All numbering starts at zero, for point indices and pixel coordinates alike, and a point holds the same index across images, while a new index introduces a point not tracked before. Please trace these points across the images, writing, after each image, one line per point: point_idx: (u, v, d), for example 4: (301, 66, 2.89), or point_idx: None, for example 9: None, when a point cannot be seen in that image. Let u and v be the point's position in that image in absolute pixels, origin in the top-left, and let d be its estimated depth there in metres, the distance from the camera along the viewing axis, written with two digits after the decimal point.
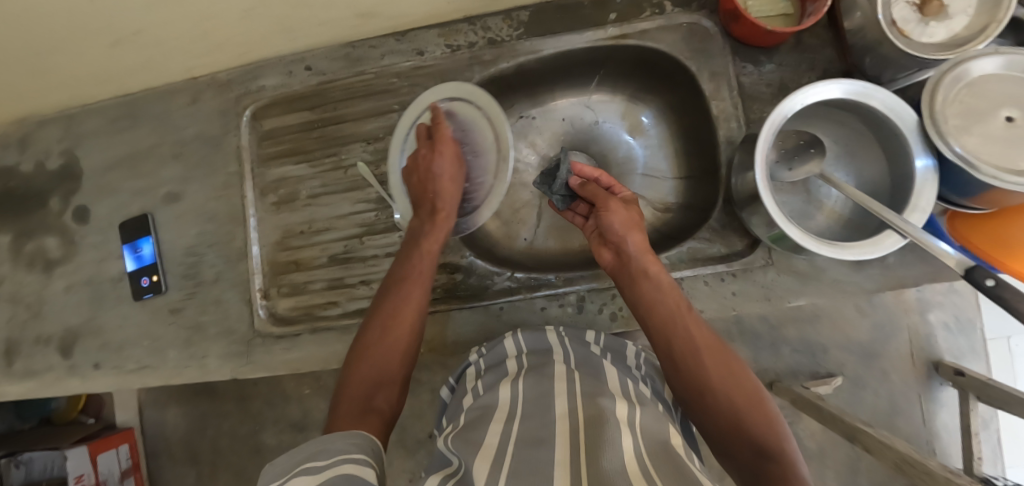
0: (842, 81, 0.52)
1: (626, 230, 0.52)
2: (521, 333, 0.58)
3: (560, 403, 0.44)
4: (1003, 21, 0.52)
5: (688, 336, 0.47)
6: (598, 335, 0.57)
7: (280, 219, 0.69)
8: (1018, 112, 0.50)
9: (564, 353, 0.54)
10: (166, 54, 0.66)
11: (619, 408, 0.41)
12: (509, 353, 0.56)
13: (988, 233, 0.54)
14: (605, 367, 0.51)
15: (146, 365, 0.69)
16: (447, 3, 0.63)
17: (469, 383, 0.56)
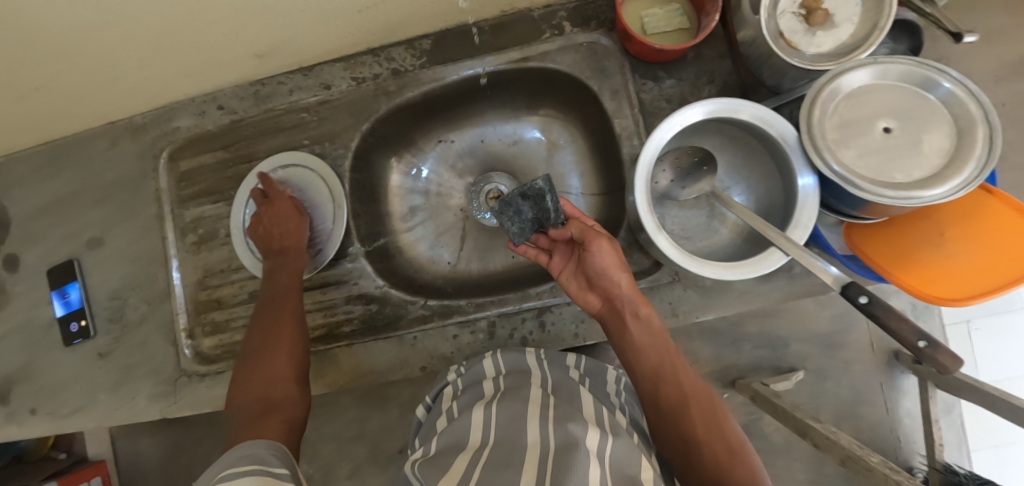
0: (701, 104, 0.51)
1: (615, 271, 0.52)
2: (501, 353, 0.57)
3: (534, 428, 0.43)
4: (885, 28, 0.52)
5: (672, 379, 0.50)
6: (580, 359, 0.58)
7: (201, 258, 0.70)
8: (895, 122, 0.50)
9: (542, 375, 0.53)
10: (76, 104, 0.67)
11: (591, 435, 0.41)
12: (488, 373, 0.55)
13: (883, 246, 0.55)
14: (581, 394, 0.51)
15: (79, 410, 0.70)
16: (345, 38, 0.64)
17: (444, 404, 0.55)
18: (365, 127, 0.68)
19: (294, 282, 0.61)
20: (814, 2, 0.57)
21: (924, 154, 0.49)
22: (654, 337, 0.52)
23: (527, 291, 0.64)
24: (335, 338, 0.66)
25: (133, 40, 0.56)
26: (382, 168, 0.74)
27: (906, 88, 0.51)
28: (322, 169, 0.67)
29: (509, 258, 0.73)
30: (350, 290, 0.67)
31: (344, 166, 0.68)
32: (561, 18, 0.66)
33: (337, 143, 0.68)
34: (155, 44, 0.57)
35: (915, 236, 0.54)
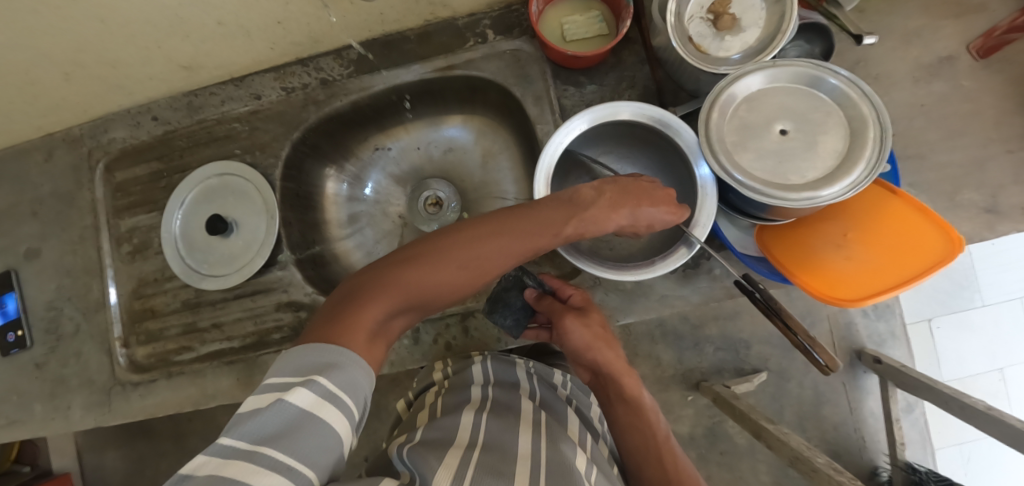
0: (586, 113, 0.53)
1: (598, 352, 0.52)
2: (492, 361, 0.58)
3: (525, 439, 0.45)
4: (787, 31, 0.53)
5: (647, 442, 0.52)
6: (566, 380, 0.62)
7: (135, 267, 0.71)
8: (792, 124, 0.51)
9: (530, 387, 0.57)
10: (7, 117, 0.68)
11: (578, 458, 0.44)
12: (477, 379, 0.56)
13: (789, 249, 0.55)
14: (568, 415, 0.54)
15: (15, 420, 0.71)
16: (269, 49, 0.65)
17: (428, 401, 0.56)
18: (295, 135, 0.69)
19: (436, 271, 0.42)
20: (721, 6, 0.58)
21: (817, 155, 0.50)
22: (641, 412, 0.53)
23: None
24: (265, 345, 0.66)
25: (49, 53, 0.57)
26: (318, 176, 0.75)
27: (803, 89, 0.52)
28: (254, 177, 0.68)
29: None
30: (280, 298, 0.67)
31: (275, 175, 0.69)
32: (484, 26, 0.67)
33: (267, 151, 0.69)
34: (74, 57, 0.59)
35: (820, 238, 0.55)
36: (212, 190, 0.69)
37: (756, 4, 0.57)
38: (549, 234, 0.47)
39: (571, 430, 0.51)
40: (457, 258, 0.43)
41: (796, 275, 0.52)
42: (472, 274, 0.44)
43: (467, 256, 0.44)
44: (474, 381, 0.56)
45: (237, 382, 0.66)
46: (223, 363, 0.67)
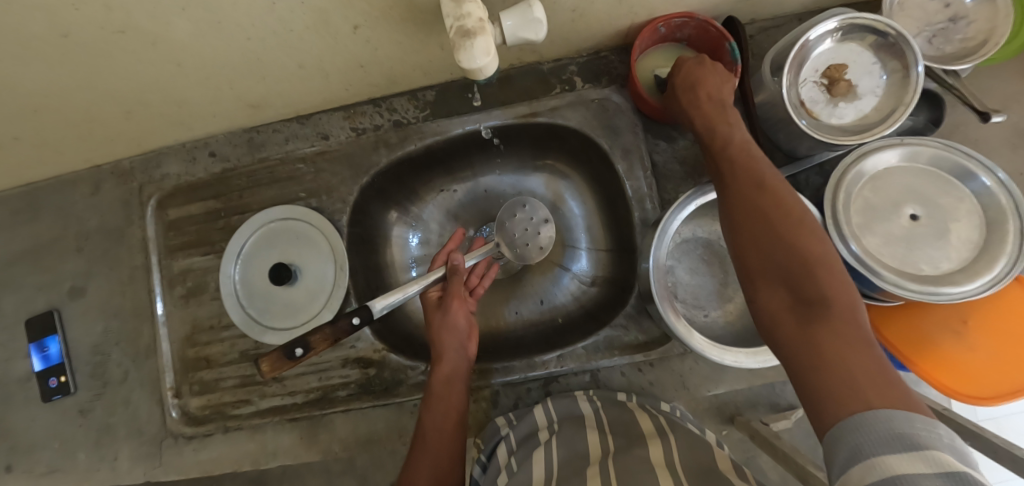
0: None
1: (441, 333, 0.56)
2: (552, 400, 0.57)
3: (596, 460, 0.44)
4: (911, 103, 0.49)
5: (763, 209, 0.36)
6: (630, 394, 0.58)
7: (188, 313, 0.67)
8: (922, 209, 0.48)
9: (596, 418, 0.54)
10: (56, 149, 0.63)
11: (656, 454, 0.43)
12: (540, 421, 0.55)
13: (904, 330, 0.51)
14: (638, 423, 0.51)
15: (56, 469, 0.67)
16: (343, 90, 0.61)
17: (500, 460, 0.52)
18: (364, 180, 0.65)
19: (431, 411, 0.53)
20: (836, 71, 0.54)
21: (951, 245, 0.47)
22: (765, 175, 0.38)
23: (533, 360, 0.61)
24: (331, 402, 0.63)
25: (114, 92, 0.53)
26: (381, 220, 0.70)
27: (933, 172, 0.49)
28: (321, 224, 0.64)
29: (511, 313, 0.71)
30: (347, 354, 0.63)
31: (341, 221, 0.65)
32: (572, 73, 0.63)
33: (333, 196, 0.65)
34: (138, 96, 0.54)
35: (935, 320, 0.51)
36: (275, 235, 0.65)
37: (875, 72, 0.54)
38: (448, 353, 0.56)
39: (643, 433, 0.48)
40: (420, 434, 0.52)
41: (915, 365, 0.50)
42: (434, 430, 0.51)
43: (425, 430, 0.51)
44: (539, 423, 0.55)
45: (301, 441, 0.63)
46: (285, 420, 0.63)
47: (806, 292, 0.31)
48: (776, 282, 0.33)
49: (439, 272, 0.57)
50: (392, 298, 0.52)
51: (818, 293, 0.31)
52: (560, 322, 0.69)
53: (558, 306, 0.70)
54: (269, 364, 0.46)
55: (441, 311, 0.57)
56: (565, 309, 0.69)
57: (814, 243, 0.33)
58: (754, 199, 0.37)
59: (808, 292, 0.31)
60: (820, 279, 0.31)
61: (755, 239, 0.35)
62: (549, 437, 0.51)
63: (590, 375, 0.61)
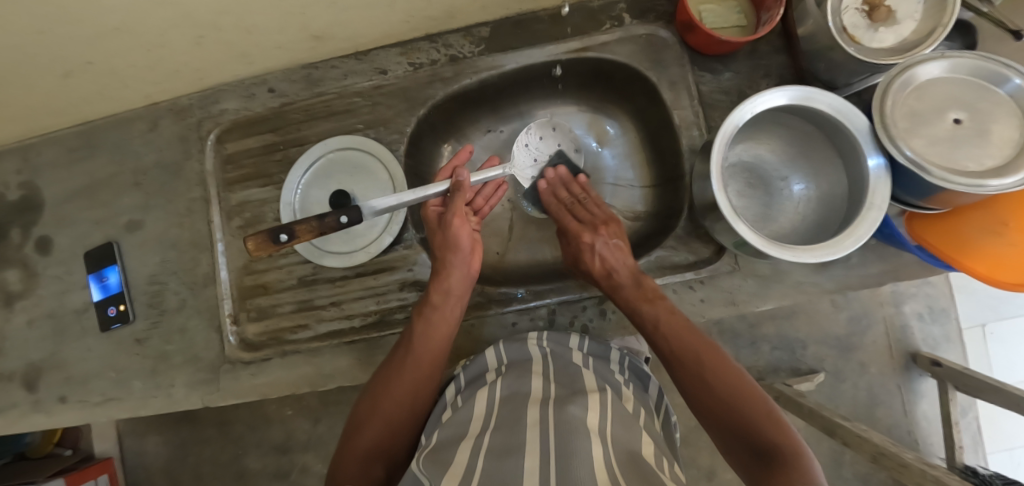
0: (786, 88, 0.51)
1: (444, 253, 0.59)
2: (505, 344, 0.58)
3: (534, 410, 0.45)
4: (949, 24, 0.53)
5: (704, 360, 0.48)
6: (583, 341, 0.59)
7: (245, 242, 0.68)
8: (963, 114, 0.51)
9: (543, 365, 0.55)
10: (121, 82, 0.65)
11: (592, 415, 0.44)
12: (491, 364, 0.57)
13: (949, 234, 0.55)
14: (582, 376, 0.52)
15: (111, 398, 0.68)
16: (404, 22, 0.64)
17: (448, 397, 0.55)
18: (420, 112, 0.68)
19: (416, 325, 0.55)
20: None
21: (991, 144, 0.49)
22: (671, 316, 0.52)
23: (587, 281, 0.64)
24: (387, 325, 0.64)
25: (193, 16, 0.54)
26: (433, 154, 0.74)
27: (974, 82, 0.52)
28: (379, 151, 0.66)
29: (557, 247, 0.74)
30: (405, 277, 0.65)
31: (397, 151, 0.67)
32: (620, 10, 0.66)
33: (390, 127, 0.67)
34: (214, 21, 0.56)
35: (970, 224, 0.53)
36: (333, 164, 0.68)
37: None
38: (444, 278, 0.58)
39: (586, 388, 0.49)
40: (407, 341, 0.55)
41: (959, 262, 0.54)
42: (422, 341, 0.54)
43: (414, 341, 0.54)
44: (489, 367, 0.57)
45: (358, 362, 0.64)
46: (342, 343, 0.64)
47: (761, 444, 0.41)
48: (737, 440, 0.43)
49: (443, 186, 0.59)
50: (389, 203, 0.55)
51: (770, 444, 0.41)
52: None
53: None
54: (252, 243, 0.50)
55: (444, 228, 0.59)
56: None
57: (738, 381, 0.46)
58: (679, 336, 0.51)
59: (753, 434, 0.42)
60: (712, 377, 0.47)
61: (704, 385, 0.47)
62: (495, 380, 0.53)
63: None
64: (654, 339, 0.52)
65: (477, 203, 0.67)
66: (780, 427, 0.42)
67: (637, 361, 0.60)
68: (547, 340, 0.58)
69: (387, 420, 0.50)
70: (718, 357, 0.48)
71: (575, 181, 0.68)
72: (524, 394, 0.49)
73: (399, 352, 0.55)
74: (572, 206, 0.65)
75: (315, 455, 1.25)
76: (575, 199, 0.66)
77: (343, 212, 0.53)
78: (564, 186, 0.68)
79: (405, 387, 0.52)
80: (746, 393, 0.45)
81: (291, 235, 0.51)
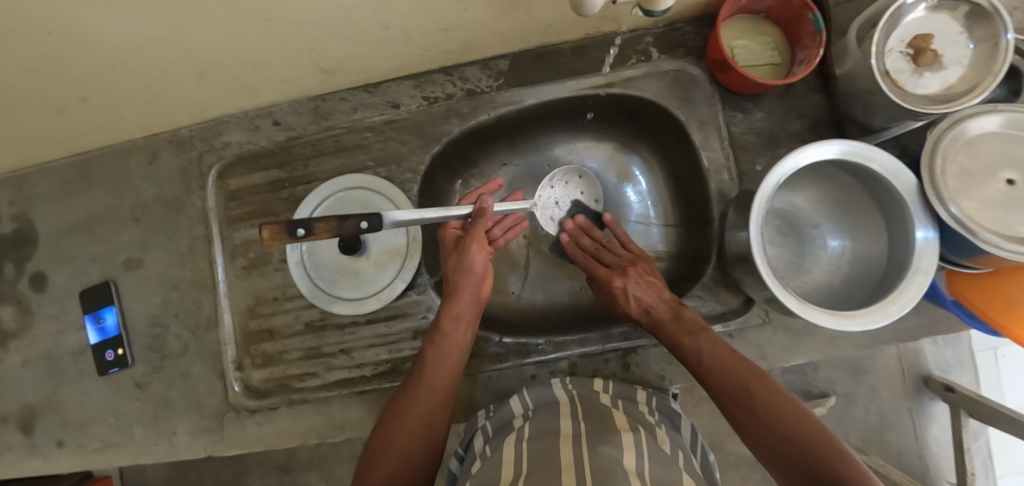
0: (833, 141, 0.48)
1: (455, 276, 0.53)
2: (527, 390, 0.57)
3: (567, 452, 0.43)
4: (1002, 72, 0.49)
5: (757, 395, 0.44)
6: (608, 384, 0.57)
7: (250, 284, 0.65)
8: (1016, 174, 0.48)
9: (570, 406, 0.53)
10: (118, 116, 0.62)
11: (628, 457, 0.42)
12: (515, 412, 0.55)
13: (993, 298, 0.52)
14: (613, 416, 0.50)
15: (111, 444, 0.65)
16: (419, 56, 0.60)
17: (477, 448, 0.54)
18: (434, 149, 0.64)
19: (429, 351, 0.52)
20: (924, 40, 0.54)
21: None
22: (717, 349, 0.48)
23: (609, 331, 0.61)
24: (400, 375, 0.61)
25: (196, 52, 0.51)
26: (446, 190, 0.71)
27: None
28: (390, 191, 0.63)
29: (574, 288, 0.71)
30: (418, 324, 0.62)
31: (411, 191, 0.64)
32: (647, 44, 0.63)
33: (403, 165, 0.64)
34: (218, 57, 0.52)
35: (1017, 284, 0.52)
36: (341, 202, 0.64)
37: (962, 42, 0.54)
38: (456, 303, 0.53)
39: (617, 426, 0.48)
40: (418, 370, 0.52)
41: (1009, 331, 0.50)
42: (433, 369, 0.51)
43: (425, 368, 0.51)
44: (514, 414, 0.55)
45: (370, 413, 0.61)
46: (353, 393, 0.62)
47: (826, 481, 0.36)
48: (796, 471, 0.39)
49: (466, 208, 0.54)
50: (411, 217, 0.50)
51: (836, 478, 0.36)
52: None
53: None
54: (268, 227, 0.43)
55: (458, 251, 0.54)
56: None
57: (796, 415, 0.42)
58: (724, 371, 0.47)
59: (818, 470, 0.37)
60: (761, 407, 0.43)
61: (758, 422, 0.43)
62: (522, 425, 0.52)
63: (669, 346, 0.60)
64: (699, 373, 0.49)
65: (494, 233, 0.63)
66: (842, 459, 0.37)
67: (666, 399, 0.56)
68: (572, 384, 0.56)
69: (401, 451, 0.47)
70: (772, 388, 0.44)
71: (597, 228, 0.67)
72: (553, 433, 0.48)
73: (412, 382, 0.51)
74: (595, 252, 0.63)
75: (318, 475, 1.23)
76: (596, 246, 0.64)
77: (365, 217, 0.48)
78: (586, 234, 0.67)
79: (420, 417, 0.48)
80: (807, 427, 0.41)
81: (306, 233, 0.45)
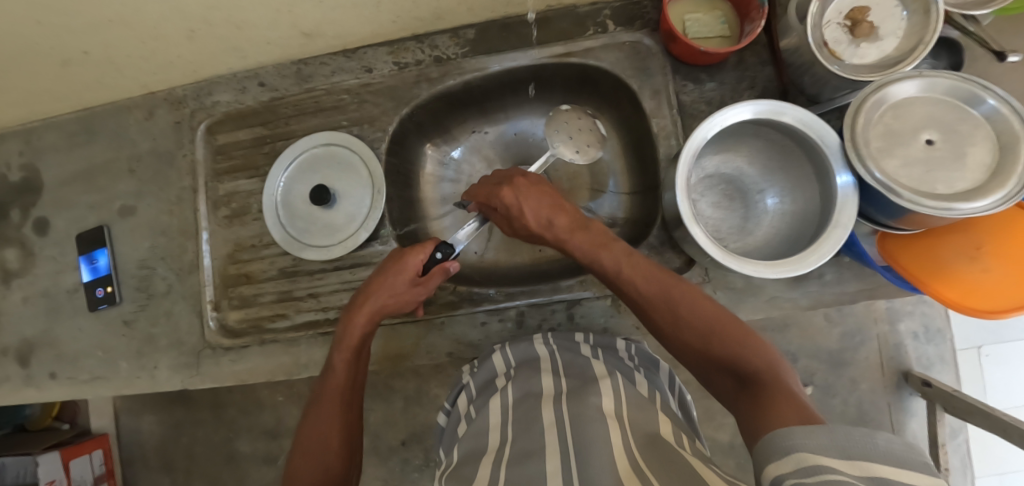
0: (751, 102, 0.52)
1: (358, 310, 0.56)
2: (510, 347, 0.59)
3: (549, 411, 0.46)
4: (931, 42, 0.52)
5: (673, 296, 0.45)
6: (588, 334, 0.59)
7: (231, 232, 0.70)
8: (938, 134, 0.51)
9: (552, 361, 0.55)
10: (118, 72, 0.68)
11: (606, 404, 0.44)
12: (499, 369, 0.58)
13: (939, 276, 0.53)
14: (592, 367, 0.52)
15: (98, 376, 0.71)
16: (392, 22, 0.65)
17: (463, 406, 0.58)
18: (404, 111, 0.69)
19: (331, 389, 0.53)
20: (859, 13, 0.57)
21: (966, 168, 0.49)
22: (628, 260, 0.49)
23: (558, 284, 0.65)
24: None
25: (184, 10, 0.56)
26: (418, 153, 0.75)
27: (952, 102, 0.51)
28: (361, 149, 0.68)
29: (536, 251, 0.74)
30: None
31: (380, 149, 0.68)
32: (606, 16, 0.67)
33: (375, 125, 0.69)
34: (205, 15, 0.58)
35: (950, 253, 0.54)
36: (316, 159, 0.69)
37: (898, 13, 0.56)
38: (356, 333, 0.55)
39: (596, 376, 0.50)
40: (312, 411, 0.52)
41: (960, 305, 0.52)
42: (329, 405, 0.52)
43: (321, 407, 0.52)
44: (497, 371, 0.58)
45: None
46: (318, 334, 0.66)
47: (740, 370, 0.41)
48: (722, 372, 0.42)
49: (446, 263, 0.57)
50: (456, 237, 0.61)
51: (749, 369, 0.40)
52: None
53: None
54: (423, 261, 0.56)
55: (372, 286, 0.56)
56: None
57: (713, 311, 0.44)
58: (638, 283, 0.47)
59: (739, 367, 0.41)
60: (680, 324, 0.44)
61: (674, 322, 0.45)
62: (506, 385, 0.54)
63: (613, 299, 0.64)
64: (618, 285, 0.49)
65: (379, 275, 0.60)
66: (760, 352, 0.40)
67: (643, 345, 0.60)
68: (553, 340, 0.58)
69: None
70: (688, 295, 0.45)
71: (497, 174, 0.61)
72: (538, 392, 0.50)
73: (311, 427, 0.51)
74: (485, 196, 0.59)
75: None
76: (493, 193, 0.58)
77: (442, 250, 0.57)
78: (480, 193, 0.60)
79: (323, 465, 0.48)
80: (722, 325, 0.43)
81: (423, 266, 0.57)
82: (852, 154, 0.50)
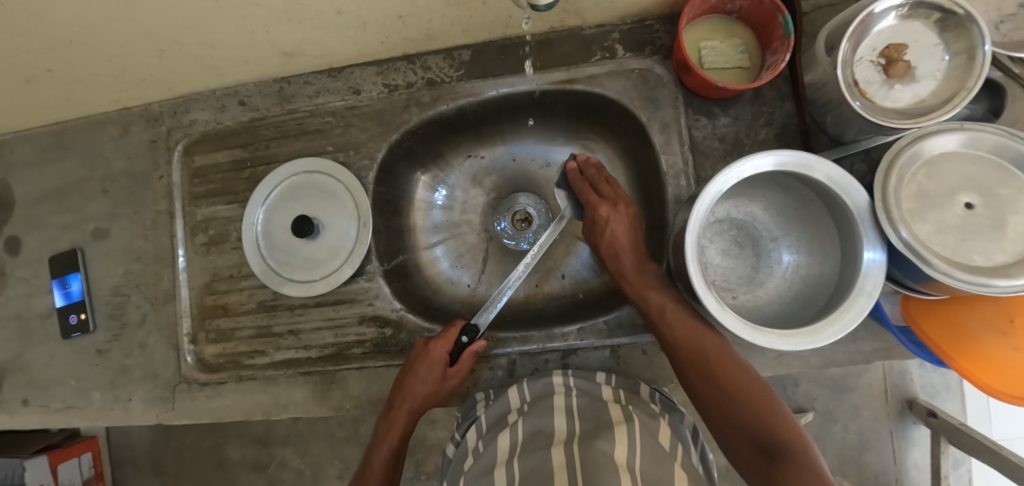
0: (774, 152, 0.46)
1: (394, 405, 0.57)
2: (527, 382, 0.56)
3: (558, 453, 0.42)
4: (975, 89, 0.46)
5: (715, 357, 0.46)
6: (610, 376, 0.56)
7: (208, 261, 0.67)
8: (977, 197, 0.46)
9: (566, 399, 0.52)
10: (87, 89, 0.63)
11: (618, 451, 0.41)
12: (513, 405, 0.54)
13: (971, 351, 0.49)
14: (609, 410, 0.49)
15: (70, 406, 0.67)
16: (379, 43, 0.59)
17: (472, 442, 0.54)
18: (393, 137, 0.64)
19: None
20: (895, 51, 0.51)
21: (1005, 237, 0.44)
22: (675, 310, 0.50)
23: (552, 332, 0.61)
24: (345, 359, 0.62)
25: (151, 31, 0.51)
26: (408, 180, 0.70)
27: (994, 161, 0.46)
28: (345, 177, 0.63)
29: (531, 287, 0.70)
30: (364, 311, 0.63)
31: (367, 178, 0.64)
32: (614, 40, 0.61)
33: (361, 152, 0.64)
34: (173, 36, 0.53)
35: (984, 321, 0.50)
36: (298, 187, 0.65)
37: (937, 54, 0.51)
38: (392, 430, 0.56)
39: (612, 421, 0.47)
40: None
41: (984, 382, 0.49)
42: None
43: None
44: (512, 407, 0.54)
45: (313, 395, 0.62)
46: (298, 373, 0.63)
47: (771, 445, 0.42)
48: (755, 445, 0.43)
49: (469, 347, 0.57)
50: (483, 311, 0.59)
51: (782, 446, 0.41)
52: (581, 297, 0.68)
53: (580, 282, 0.70)
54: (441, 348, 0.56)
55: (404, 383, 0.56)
56: (587, 285, 0.69)
57: (750, 381, 0.45)
58: (684, 332, 0.48)
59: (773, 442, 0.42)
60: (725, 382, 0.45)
61: (709, 383, 0.46)
62: (517, 420, 0.51)
63: (611, 351, 0.61)
64: (656, 327, 0.51)
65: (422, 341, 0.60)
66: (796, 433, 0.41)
67: (665, 393, 0.57)
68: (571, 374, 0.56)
69: None
70: (730, 358, 0.47)
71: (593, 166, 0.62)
72: (548, 433, 0.47)
73: None
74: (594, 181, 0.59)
75: (293, 451, 1.26)
76: (597, 179, 0.60)
77: (466, 333, 0.57)
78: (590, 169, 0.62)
79: None
80: (758, 395, 0.44)
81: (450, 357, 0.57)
82: (885, 216, 0.44)
